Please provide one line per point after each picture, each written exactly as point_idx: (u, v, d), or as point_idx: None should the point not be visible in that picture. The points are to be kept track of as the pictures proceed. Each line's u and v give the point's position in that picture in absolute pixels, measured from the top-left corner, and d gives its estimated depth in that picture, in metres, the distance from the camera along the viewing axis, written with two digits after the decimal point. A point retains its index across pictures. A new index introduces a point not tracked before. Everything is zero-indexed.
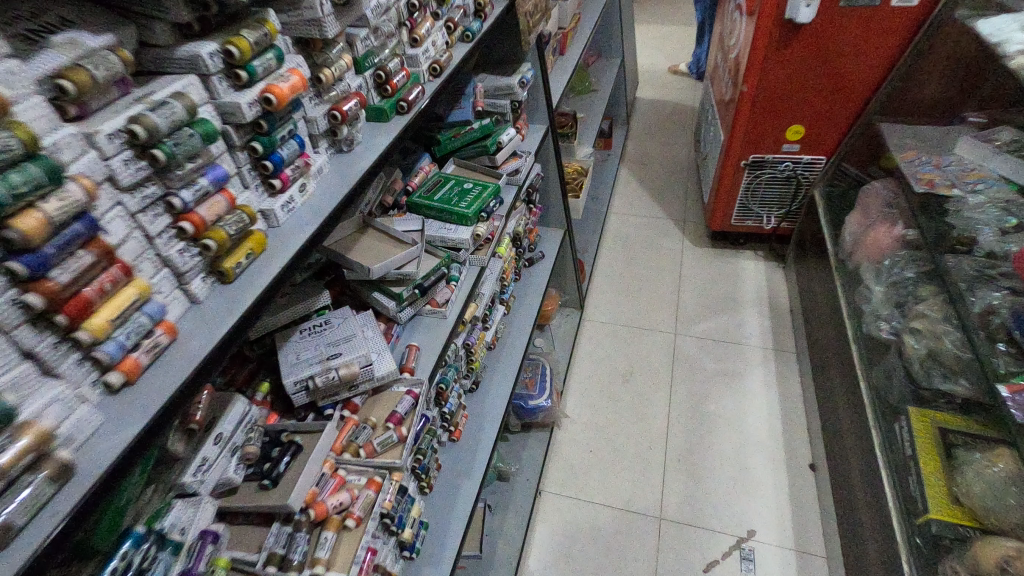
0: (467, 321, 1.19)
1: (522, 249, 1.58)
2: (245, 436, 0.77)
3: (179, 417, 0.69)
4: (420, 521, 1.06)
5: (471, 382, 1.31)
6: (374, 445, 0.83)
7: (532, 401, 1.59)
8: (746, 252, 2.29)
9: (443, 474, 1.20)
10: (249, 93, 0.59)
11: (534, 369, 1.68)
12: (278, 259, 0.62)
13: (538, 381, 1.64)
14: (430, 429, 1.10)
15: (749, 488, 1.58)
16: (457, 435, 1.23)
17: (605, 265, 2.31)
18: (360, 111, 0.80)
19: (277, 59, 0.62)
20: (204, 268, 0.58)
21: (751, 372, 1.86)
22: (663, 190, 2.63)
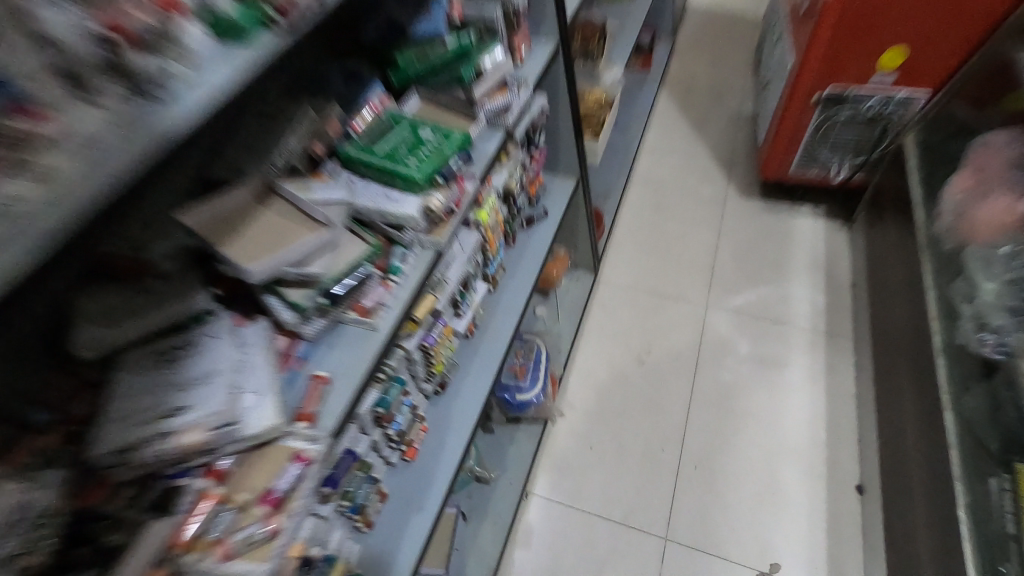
0: (422, 319, 0.89)
1: (516, 206, 1.24)
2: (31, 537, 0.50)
3: None
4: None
5: (436, 384, 1.04)
6: (232, 544, 0.56)
7: (519, 394, 1.29)
8: (804, 207, 1.89)
9: (390, 504, 0.97)
10: None
11: (528, 350, 1.37)
12: None
13: (531, 368, 1.33)
14: (362, 464, 0.85)
15: (778, 508, 1.31)
16: (411, 455, 0.98)
17: (631, 215, 1.95)
18: (180, 33, 0.47)
19: None
20: None
21: (794, 361, 1.54)
22: (709, 123, 2.19)
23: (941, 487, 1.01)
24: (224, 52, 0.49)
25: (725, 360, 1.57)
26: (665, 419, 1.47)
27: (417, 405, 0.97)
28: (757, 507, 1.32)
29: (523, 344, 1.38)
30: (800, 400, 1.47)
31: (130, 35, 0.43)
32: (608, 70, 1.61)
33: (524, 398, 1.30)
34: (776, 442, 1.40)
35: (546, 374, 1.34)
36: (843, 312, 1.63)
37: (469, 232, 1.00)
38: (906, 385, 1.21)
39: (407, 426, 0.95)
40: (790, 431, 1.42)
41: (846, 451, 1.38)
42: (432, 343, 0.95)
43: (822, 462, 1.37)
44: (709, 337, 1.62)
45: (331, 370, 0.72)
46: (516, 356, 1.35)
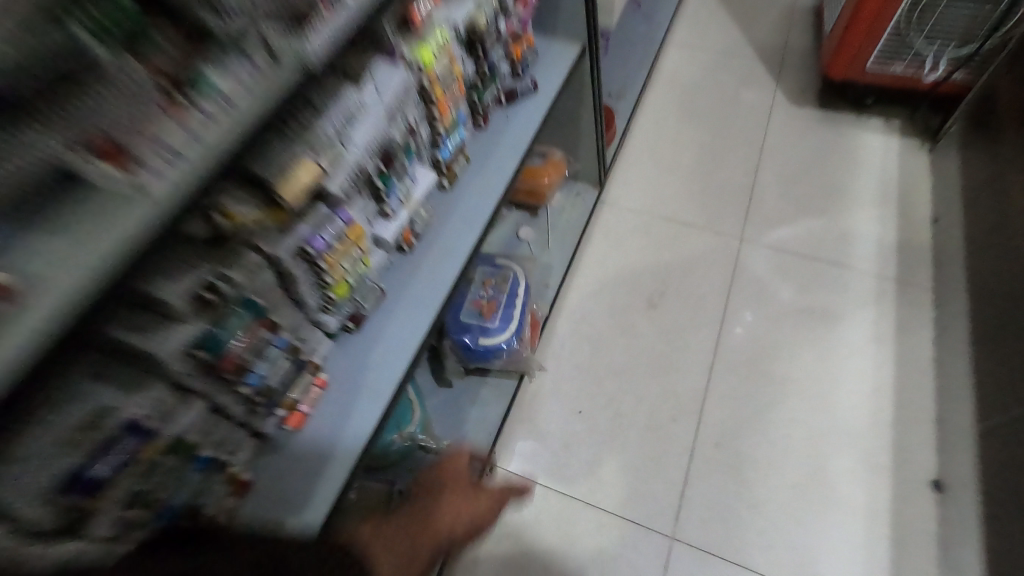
0: (293, 206, 0.52)
1: (490, 65, 0.84)
2: None
3: None
4: None
5: (344, 314, 0.67)
6: None
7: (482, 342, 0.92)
8: (872, 120, 1.48)
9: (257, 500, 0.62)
10: None
11: (502, 279, 0.98)
12: None
13: (501, 306, 0.95)
14: (183, 445, 0.50)
15: (824, 506, 0.98)
16: (298, 424, 0.63)
17: (651, 121, 1.53)
18: None
19: None
20: None
21: (854, 315, 1.17)
22: (756, 11, 1.73)
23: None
24: None
25: (762, 309, 1.20)
26: (680, 382, 1.12)
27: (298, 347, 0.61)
28: (797, 505, 0.98)
29: (495, 270, 0.99)
30: (859, 367, 1.11)
31: None
32: None
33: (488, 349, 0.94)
34: (825, 419, 1.06)
35: (523, 314, 0.98)
36: (920, 253, 1.25)
37: (391, 71, 0.61)
38: None
39: (280, 380, 0.59)
40: (844, 406, 1.07)
41: (918, 434, 1.03)
42: (322, 250, 0.58)
43: (886, 449, 1.02)
44: (742, 278, 1.24)
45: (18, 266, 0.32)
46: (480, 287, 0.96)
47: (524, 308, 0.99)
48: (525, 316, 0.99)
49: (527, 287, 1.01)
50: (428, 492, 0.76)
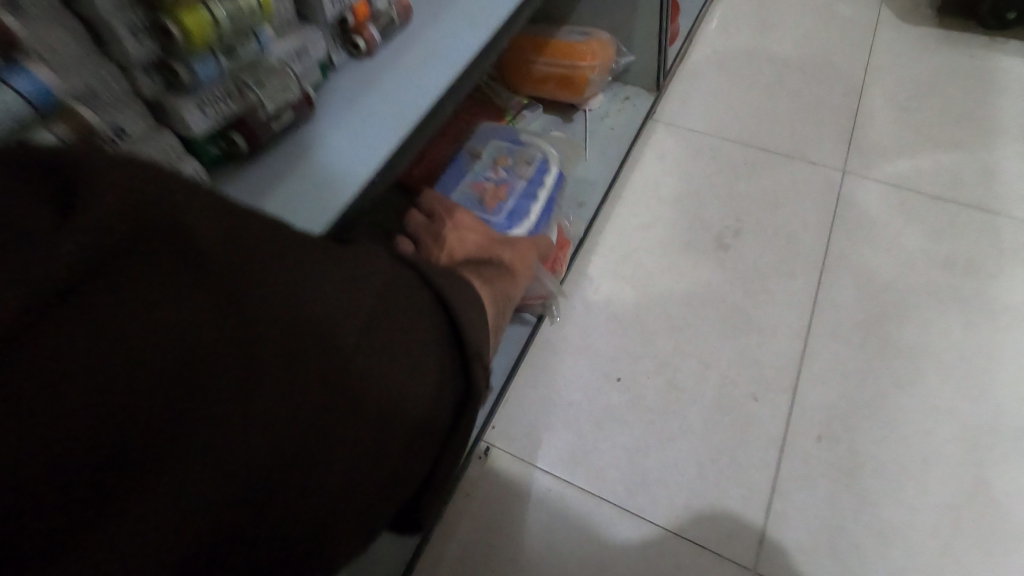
0: None
1: None
2: None
3: None
4: None
5: (229, 116, 0.35)
6: None
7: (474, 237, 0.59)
8: (1009, 43, 1.14)
9: None
10: None
11: (522, 162, 0.67)
12: None
13: (513, 192, 0.64)
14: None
15: (992, 537, 0.64)
16: None
17: (721, 30, 1.20)
18: None
19: None
20: None
21: (1010, 272, 0.84)
22: None
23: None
24: None
25: (878, 255, 0.86)
26: (762, 344, 0.79)
27: (86, 126, 0.28)
28: (951, 535, 0.64)
29: (514, 148, 0.69)
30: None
31: None
32: None
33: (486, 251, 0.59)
34: (980, 412, 0.72)
35: (544, 212, 0.65)
36: None
37: None
38: None
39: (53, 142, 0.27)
40: (1006, 395, 0.73)
41: None
42: None
43: None
44: (847, 216, 0.91)
45: None
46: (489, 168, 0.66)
47: (551, 207, 0.66)
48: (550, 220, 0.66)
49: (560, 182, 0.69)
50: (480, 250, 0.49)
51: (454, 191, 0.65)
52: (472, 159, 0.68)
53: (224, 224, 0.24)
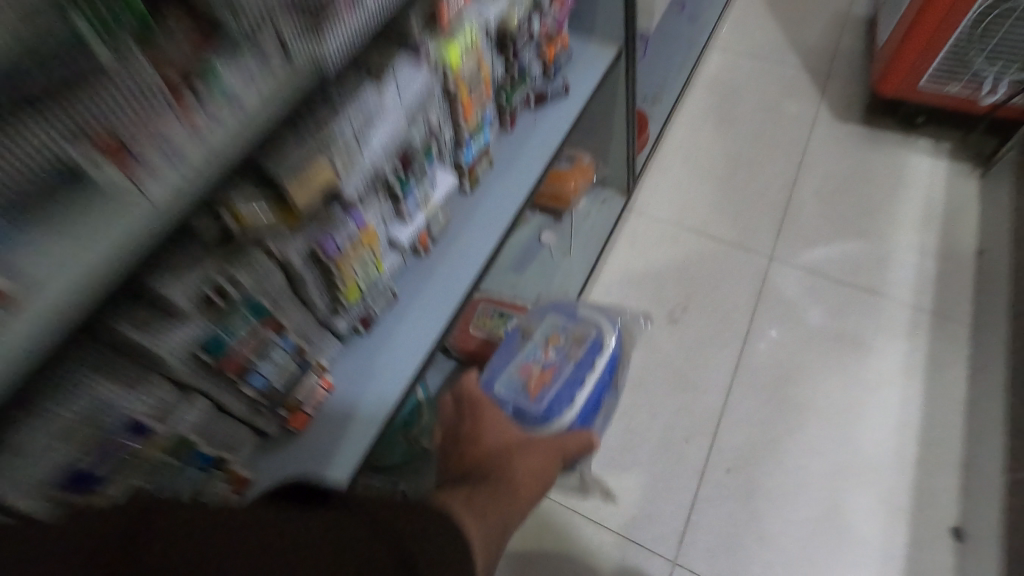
0: (304, 207, 0.50)
1: (520, 65, 0.81)
2: None
3: None
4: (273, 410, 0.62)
5: (351, 320, 0.66)
6: None
7: (522, 416, 0.85)
8: (921, 140, 1.40)
9: (287, 451, 0.62)
10: None
11: (575, 346, 0.92)
12: None
13: (563, 376, 0.89)
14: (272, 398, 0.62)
15: (837, 543, 0.94)
16: (331, 384, 0.65)
17: (686, 127, 1.48)
18: None
19: None
20: None
21: (884, 346, 1.12)
22: (804, 21, 1.67)
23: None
24: None
25: (789, 329, 1.16)
26: (695, 401, 1.09)
27: (304, 351, 0.59)
28: (810, 542, 0.95)
29: (564, 331, 0.94)
30: (885, 402, 1.06)
31: None
32: None
33: (535, 428, 0.85)
34: (845, 454, 1.01)
35: (582, 393, 0.88)
36: (961, 288, 1.19)
37: (414, 71, 0.58)
38: None
39: (284, 383, 0.58)
40: (865, 441, 1.03)
41: (943, 477, 0.99)
42: (333, 254, 0.56)
43: (908, 488, 0.98)
44: (769, 297, 1.20)
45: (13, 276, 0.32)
46: (546, 347, 0.92)
47: (598, 386, 0.90)
48: (597, 395, 0.90)
49: (600, 361, 0.92)
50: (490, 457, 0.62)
51: (511, 369, 0.90)
52: (529, 339, 0.93)
53: (152, 522, 0.34)
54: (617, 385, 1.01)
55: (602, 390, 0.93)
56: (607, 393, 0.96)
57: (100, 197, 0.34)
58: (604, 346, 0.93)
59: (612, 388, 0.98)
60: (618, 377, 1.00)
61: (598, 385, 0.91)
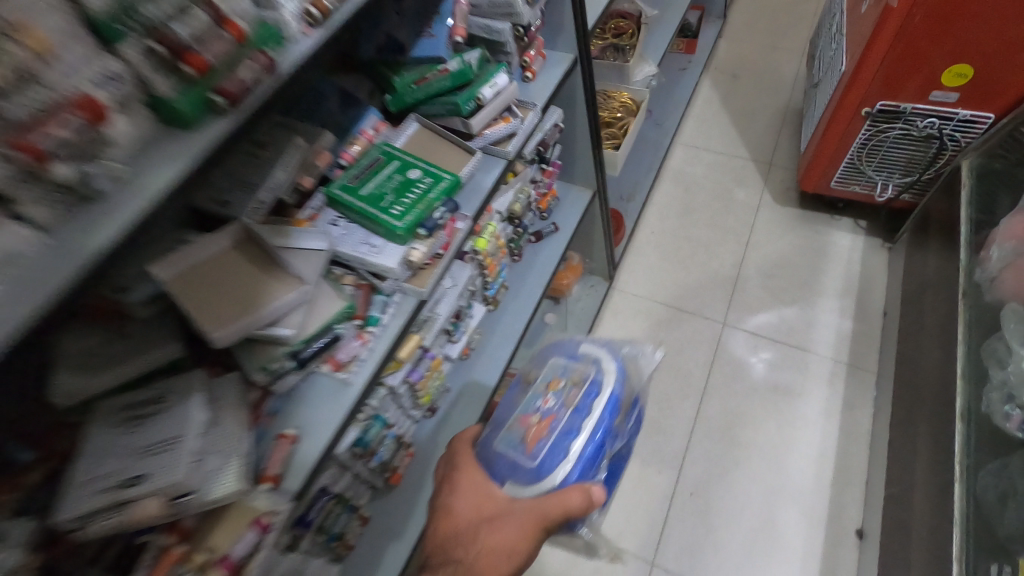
0: (406, 358, 0.87)
1: (523, 226, 1.19)
2: (104, 506, 0.56)
3: (103, 487, 0.57)
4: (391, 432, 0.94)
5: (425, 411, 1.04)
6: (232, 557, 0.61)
7: (512, 475, 0.71)
8: (844, 220, 1.76)
9: (391, 496, 1.01)
10: None
11: (574, 389, 0.75)
12: None
13: (559, 426, 0.72)
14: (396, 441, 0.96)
15: (768, 546, 1.29)
16: (411, 454, 1.02)
17: (656, 216, 1.86)
18: (146, 120, 0.46)
19: None
20: None
21: (808, 392, 1.48)
22: (750, 118, 2.05)
23: (945, 564, 0.94)
24: (170, 144, 0.47)
25: (736, 382, 1.52)
26: (665, 442, 1.44)
27: (402, 434, 0.97)
28: (750, 545, 1.30)
29: (564, 373, 0.78)
30: (810, 437, 1.41)
31: (94, 111, 0.41)
32: (639, 68, 1.52)
33: (528, 485, 0.70)
34: (778, 480, 1.37)
35: (578, 444, 0.70)
36: (870, 342, 1.54)
37: (462, 266, 0.97)
38: (925, 440, 1.14)
39: (391, 456, 0.95)
40: (793, 469, 1.38)
41: (851, 494, 1.34)
42: (418, 379, 0.95)
43: (824, 504, 1.33)
44: (722, 356, 1.56)
45: (300, 425, 0.72)
46: (542, 393, 0.76)
47: (604, 431, 0.72)
48: (603, 446, 0.72)
49: (604, 402, 0.74)
50: (455, 540, 0.70)
51: (505, 426, 0.75)
52: (529, 390, 0.78)
53: None
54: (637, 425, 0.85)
55: (615, 435, 0.75)
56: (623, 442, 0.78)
57: (325, 378, 0.74)
58: (609, 382, 0.76)
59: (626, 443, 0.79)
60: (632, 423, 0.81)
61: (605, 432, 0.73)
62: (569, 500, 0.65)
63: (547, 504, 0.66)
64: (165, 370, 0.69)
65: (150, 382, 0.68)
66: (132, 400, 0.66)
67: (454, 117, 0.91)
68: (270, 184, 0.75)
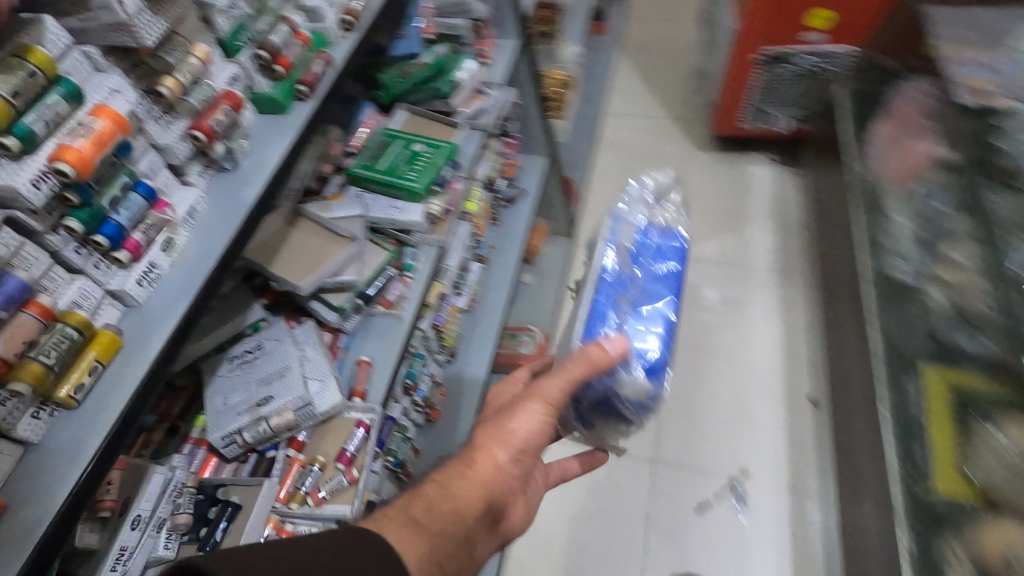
0: (433, 302, 1.06)
1: (498, 192, 1.39)
2: (240, 424, 0.73)
3: (238, 414, 0.74)
4: (428, 370, 1.11)
5: (446, 355, 1.20)
6: (349, 452, 0.78)
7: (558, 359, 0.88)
8: (757, 156, 2.05)
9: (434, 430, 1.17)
10: (86, 132, 0.42)
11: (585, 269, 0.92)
12: (192, 273, 0.53)
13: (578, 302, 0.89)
14: (431, 379, 1.13)
15: (747, 426, 1.53)
16: (441, 393, 1.20)
17: (601, 178, 2.09)
18: (250, 106, 0.62)
19: (124, 87, 0.47)
20: (162, 243, 0.52)
21: (753, 300, 1.75)
22: (665, 83, 2.32)
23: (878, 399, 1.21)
24: (269, 124, 0.63)
25: (694, 303, 1.76)
26: None
27: (434, 375, 1.14)
28: (731, 428, 1.53)
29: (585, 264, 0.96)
30: (764, 336, 1.67)
31: (237, 101, 0.58)
32: (567, 49, 1.75)
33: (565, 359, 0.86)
34: (743, 373, 1.62)
35: (589, 303, 0.84)
36: (796, 250, 1.83)
37: (462, 224, 1.16)
38: (848, 310, 1.42)
39: (429, 392, 1.12)
40: (754, 362, 1.63)
41: (802, 373, 1.60)
42: (441, 323, 1.13)
43: (783, 384, 1.59)
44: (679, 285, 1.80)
45: (371, 355, 0.88)
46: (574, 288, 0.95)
47: (607, 284, 0.85)
48: (612, 296, 0.84)
49: (601, 260, 0.88)
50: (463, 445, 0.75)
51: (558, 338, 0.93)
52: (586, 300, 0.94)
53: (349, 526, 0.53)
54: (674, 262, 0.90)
55: (620, 279, 0.86)
56: (639, 279, 0.86)
57: (380, 318, 0.91)
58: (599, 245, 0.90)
59: (656, 284, 0.86)
60: (656, 261, 0.89)
61: (605, 282, 0.86)
62: (573, 368, 0.73)
63: (546, 382, 0.73)
64: (245, 334, 0.84)
65: (232, 347, 0.83)
66: (230, 357, 0.81)
67: (436, 101, 1.09)
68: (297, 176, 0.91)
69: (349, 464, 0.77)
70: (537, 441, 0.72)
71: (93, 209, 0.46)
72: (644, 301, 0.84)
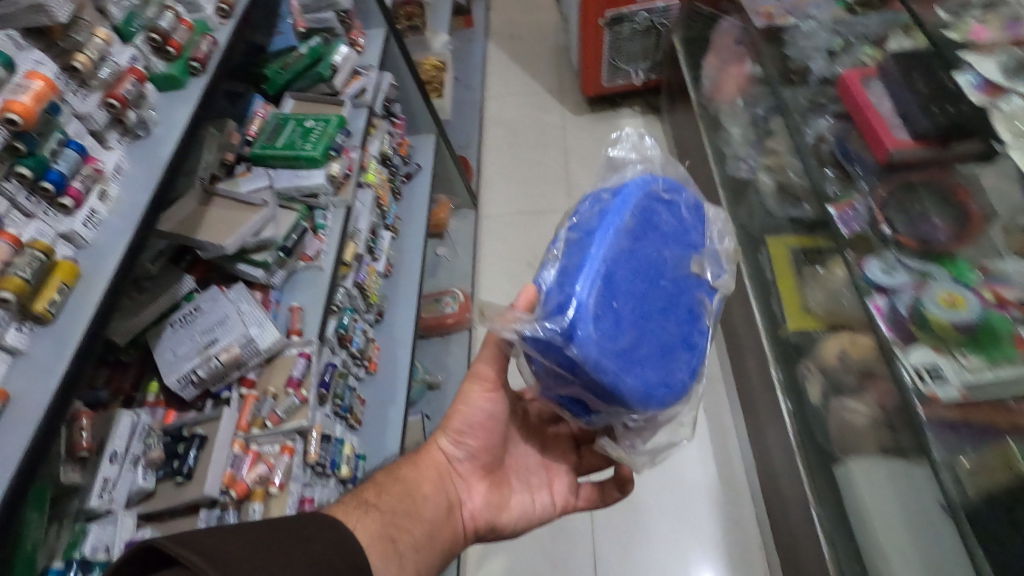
0: (351, 261, 1.19)
1: (395, 167, 1.52)
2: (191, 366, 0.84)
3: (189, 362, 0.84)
4: (359, 325, 1.23)
5: (374, 314, 1.33)
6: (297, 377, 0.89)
7: None
8: (624, 109, 2.30)
9: (376, 380, 1.28)
10: (25, 91, 0.54)
11: None
12: (130, 217, 0.64)
13: None
14: (364, 332, 1.25)
15: None
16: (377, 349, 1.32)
17: (493, 154, 2.27)
18: (152, 83, 0.74)
19: (46, 60, 0.58)
20: (97, 193, 0.63)
21: None
22: (534, 61, 2.55)
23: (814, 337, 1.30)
24: (172, 97, 0.75)
25: None
26: None
27: (367, 330, 1.26)
28: None
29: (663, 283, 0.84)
30: None
31: (142, 76, 0.70)
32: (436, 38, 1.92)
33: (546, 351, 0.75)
34: None
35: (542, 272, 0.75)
36: None
37: (365, 192, 1.29)
38: None
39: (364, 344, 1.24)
40: None
41: None
42: (362, 281, 1.25)
43: None
44: None
45: (302, 302, 1.00)
46: None
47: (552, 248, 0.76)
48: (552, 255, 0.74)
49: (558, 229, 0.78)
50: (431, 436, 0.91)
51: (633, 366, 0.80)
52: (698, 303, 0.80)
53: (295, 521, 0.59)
54: (612, 198, 0.73)
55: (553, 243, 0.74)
56: (566, 233, 0.73)
57: (304, 272, 1.03)
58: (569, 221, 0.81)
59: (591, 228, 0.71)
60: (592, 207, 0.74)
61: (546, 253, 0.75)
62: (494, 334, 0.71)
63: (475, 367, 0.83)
64: (180, 305, 0.92)
65: (171, 316, 0.91)
66: (170, 323, 0.89)
67: (319, 85, 1.22)
68: (202, 162, 1.01)
69: (298, 387, 0.89)
70: (484, 421, 0.84)
71: (38, 158, 0.57)
72: (570, 253, 0.70)
